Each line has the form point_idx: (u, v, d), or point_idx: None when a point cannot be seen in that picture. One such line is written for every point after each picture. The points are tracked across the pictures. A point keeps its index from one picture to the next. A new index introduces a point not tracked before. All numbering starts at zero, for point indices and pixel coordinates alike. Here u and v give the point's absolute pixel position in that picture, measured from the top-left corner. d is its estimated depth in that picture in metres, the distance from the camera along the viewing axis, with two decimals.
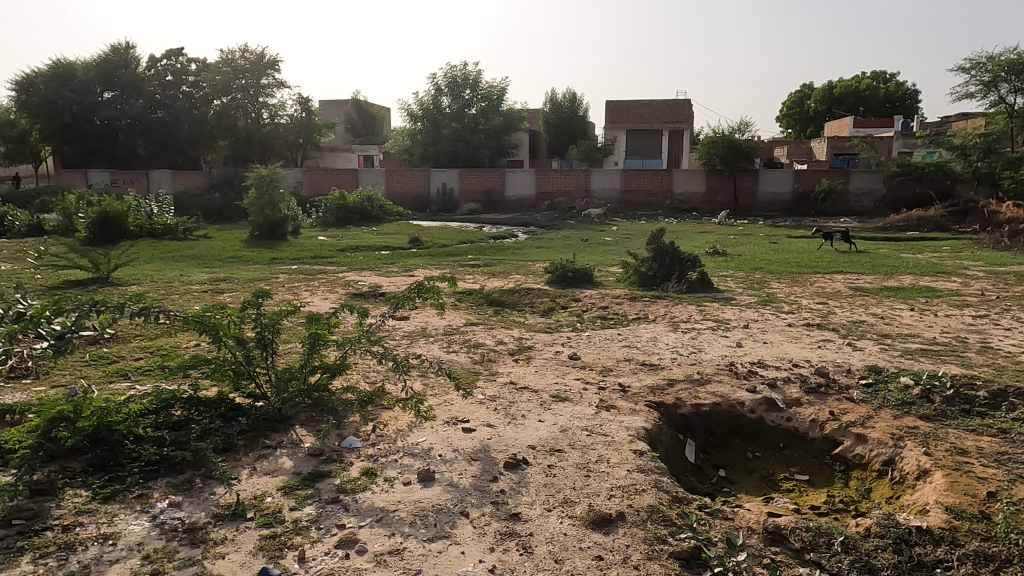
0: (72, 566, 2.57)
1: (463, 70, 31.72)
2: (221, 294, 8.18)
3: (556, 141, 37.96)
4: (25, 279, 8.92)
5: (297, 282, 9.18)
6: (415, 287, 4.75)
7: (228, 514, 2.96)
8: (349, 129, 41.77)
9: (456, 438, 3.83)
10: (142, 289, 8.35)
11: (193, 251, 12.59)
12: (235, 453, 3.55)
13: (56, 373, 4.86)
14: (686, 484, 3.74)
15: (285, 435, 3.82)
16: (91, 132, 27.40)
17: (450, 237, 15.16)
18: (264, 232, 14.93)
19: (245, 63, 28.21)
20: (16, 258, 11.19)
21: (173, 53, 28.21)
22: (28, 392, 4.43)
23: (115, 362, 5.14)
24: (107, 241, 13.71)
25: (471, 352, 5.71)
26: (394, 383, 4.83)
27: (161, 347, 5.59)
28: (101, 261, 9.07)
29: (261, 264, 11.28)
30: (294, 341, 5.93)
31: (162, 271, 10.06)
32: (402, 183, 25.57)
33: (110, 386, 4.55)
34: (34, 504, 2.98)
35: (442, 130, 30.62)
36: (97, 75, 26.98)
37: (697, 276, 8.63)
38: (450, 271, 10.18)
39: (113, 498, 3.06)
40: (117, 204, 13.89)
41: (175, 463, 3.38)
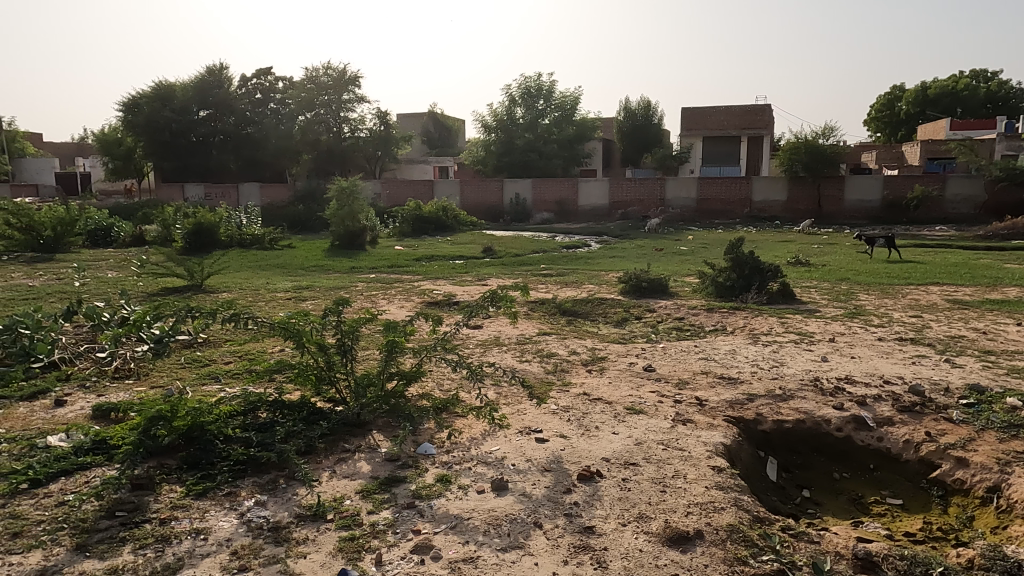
0: (168, 557, 2.72)
1: (536, 81, 32.02)
2: (305, 302, 8.53)
3: (629, 150, 37.65)
4: (129, 287, 9.58)
5: (375, 291, 9.45)
6: (489, 296, 4.78)
7: (309, 515, 3.06)
8: (425, 141, 42.90)
9: (529, 448, 3.83)
10: (232, 297, 8.81)
11: (279, 260, 13.15)
12: (316, 456, 3.67)
13: (154, 375, 5.16)
14: (768, 504, 3.59)
15: (363, 439, 3.92)
16: (187, 149, 29.16)
17: (523, 247, 15.19)
18: (343, 242, 15.46)
19: (327, 80, 29.39)
20: (121, 266, 12.00)
21: (262, 72, 29.69)
22: (131, 392, 4.74)
23: (208, 365, 5.43)
24: (201, 251, 14.52)
25: (544, 361, 5.71)
26: (468, 391, 4.87)
27: (249, 351, 5.86)
28: (196, 270, 9.61)
29: (341, 273, 11.68)
30: (372, 348, 6.07)
31: (250, 280, 10.54)
32: (475, 194, 25.99)
33: (203, 388, 4.80)
34: (135, 497, 3.17)
35: (516, 140, 30.82)
36: (194, 95, 28.73)
37: (778, 287, 8.32)
38: (522, 281, 10.23)
39: (204, 495, 3.22)
40: (210, 216, 14.73)
41: (260, 464, 3.52)
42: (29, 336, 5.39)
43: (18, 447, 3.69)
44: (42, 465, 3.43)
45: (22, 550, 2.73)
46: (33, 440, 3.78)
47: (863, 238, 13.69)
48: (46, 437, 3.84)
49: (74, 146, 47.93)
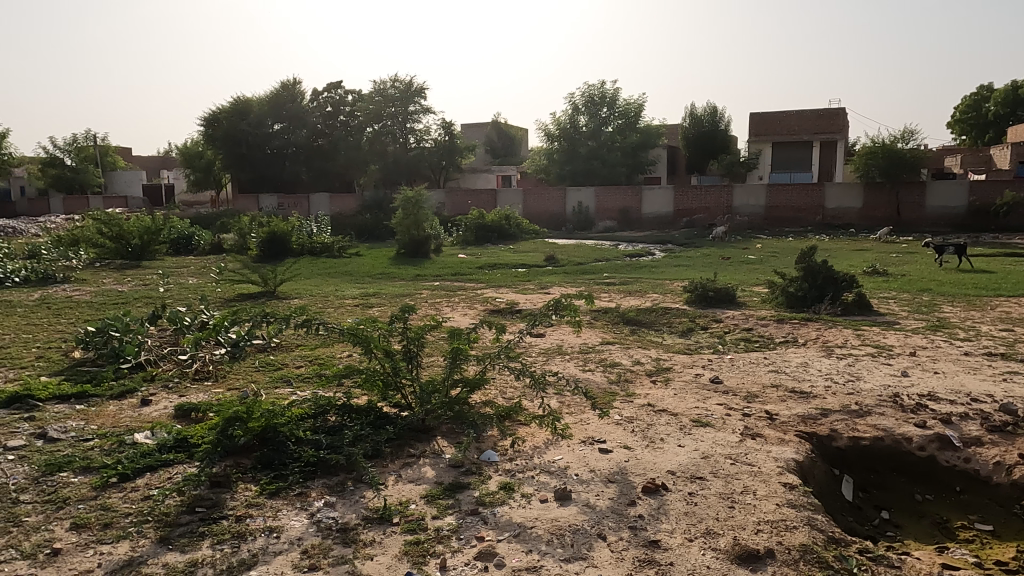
0: (243, 553, 2.83)
1: (600, 89, 31.78)
2: (371, 308, 8.74)
3: (695, 157, 36.95)
4: (208, 292, 10.07)
5: (439, 298, 9.60)
6: (552, 304, 4.77)
7: (376, 517, 3.12)
8: (488, 150, 43.38)
9: (593, 459, 3.80)
10: (303, 303, 9.13)
11: (347, 268, 13.52)
12: (382, 460, 3.75)
13: (230, 377, 5.39)
14: (844, 524, 3.44)
15: (428, 445, 3.98)
16: (263, 160, 30.39)
17: (586, 256, 15.11)
18: (408, 251, 15.76)
19: (395, 92, 30.21)
20: (201, 273, 12.60)
21: (333, 86, 30.72)
22: (210, 393, 4.97)
23: (280, 368, 5.64)
24: (274, 259, 15.11)
25: (608, 371, 5.65)
26: (531, 400, 4.87)
27: (319, 356, 6.05)
28: (269, 277, 10.01)
29: (407, 280, 11.91)
30: (436, 355, 6.16)
31: (320, 287, 10.89)
32: (538, 204, 26.10)
33: (276, 391, 4.98)
34: (213, 494, 3.32)
35: (579, 148, 30.77)
36: (269, 109, 29.97)
37: (853, 298, 7.98)
38: (586, 289, 10.17)
39: (277, 494, 3.34)
40: (283, 225, 15.32)
41: (330, 466, 3.62)
42: (118, 338, 5.71)
43: (109, 443, 3.92)
44: (130, 461, 3.63)
45: (112, 541, 2.90)
46: (122, 437, 4.01)
47: (931, 246, 13.03)
48: (133, 434, 4.07)
49: (160, 159, 50.81)
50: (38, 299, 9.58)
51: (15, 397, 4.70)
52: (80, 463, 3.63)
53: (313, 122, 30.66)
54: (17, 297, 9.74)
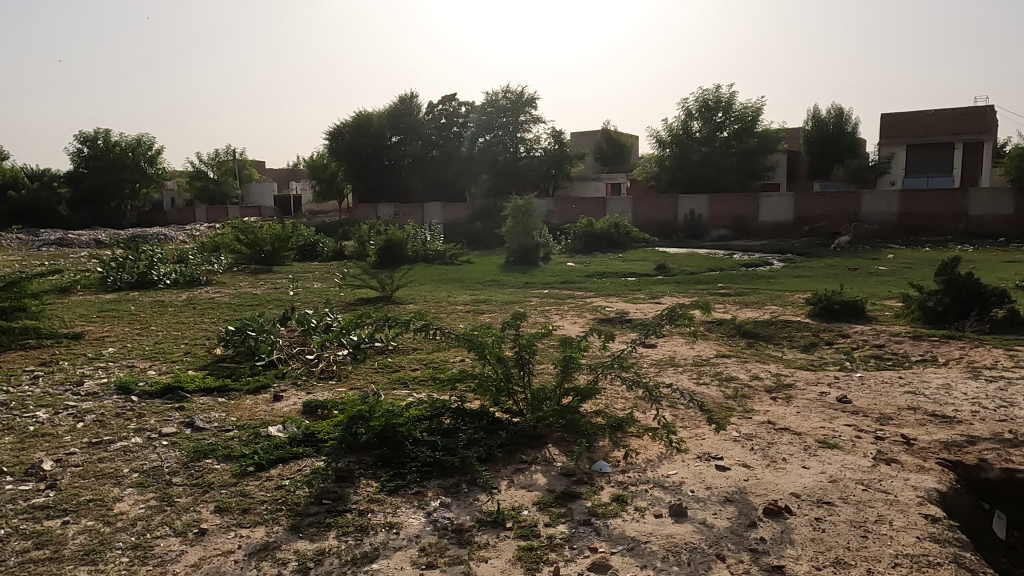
0: (366, 546, 2.96)
1: (715, 93, 30.68)
2: (483, 315, 8.94)
3: (818, 162, 34.93)
4: (333, 296, 10.72)
5: (548, 306, 9.65)
6: (666, 314, 4.63)
7: (490, 521, 3.18)
8: (597, 158, 43.22)
9: (709, 475, 3.67)
10: (419, 308, 9.51)
11: (459, 275, 13.91)
12: (495, 464, 3.81)
13: (352, 377, 5.68)
14: (995, 564, 3.11)
15: (539, 452, 4.00)
16: (380, 172, 31.92)
17: (699, 265, 14.65)
18: (518, 258, 15.98)
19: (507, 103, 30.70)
20: (325, 278, 13.40)
21: (447, 98, 31.70)
22: (334, 391, 5.26)
23: (398, 371, 5.87)
24: (391, 265, 15.80)
25: (724, 385, 5.43)
26: (643, 411, 4.77)
27: (434, 360, 6.24)
28: (387, 282, 10.51)
29: (516, 288, 12.08)
30: (547, 363, 6.19)
31: (434, 293, 11.27)
32: (648, 212, 25.68)
33: (394, 392, 5.19)
34: (338, 487, 3.50)
35: (691, 155, 29.93)
36: (388, 123, 31.47)
37: (1005, 315, 7.23)
38: (699, 300, 9.88)
39: (396, 492, 3.47)
40: (400, 233, 15.99)
41: (446, 468, 3.72)
42: (254, 337, 6.18)
43: (246, 434, 4.24)
44: (264, 452, 3.91)
45: (250, 525, 3.13)
46: (257, 429, 4.32)
47: None
48: (267, 427, 4.37)
49: (289, 172, 54.70)
50: (186, 300, 10.56)
51: (167, 388, 5.20)
52: (222, 451, 3.96)
53: (428, 133, 31.79)
54: (168, 298, 10.79)
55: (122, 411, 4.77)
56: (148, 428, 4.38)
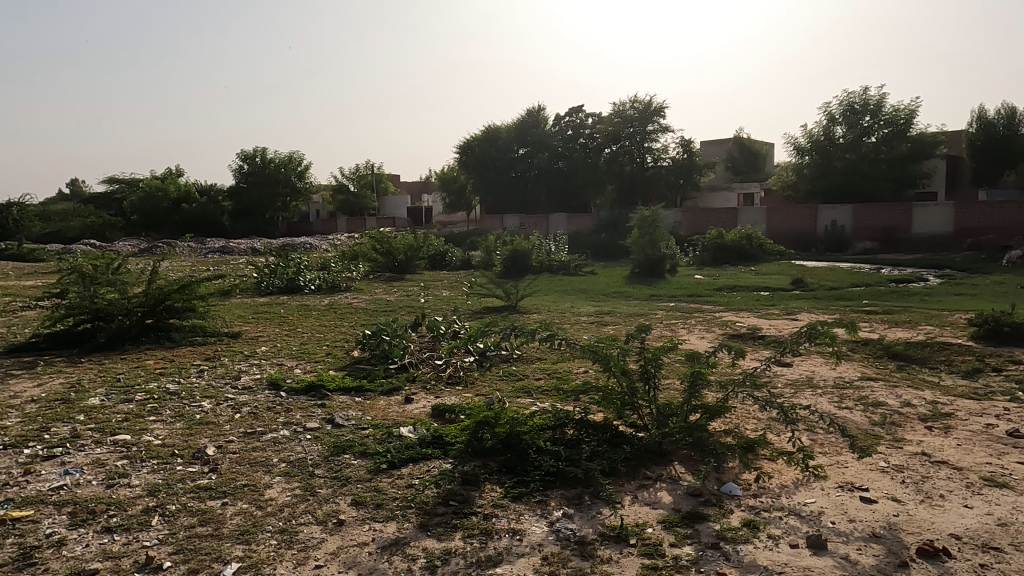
0: (490, 550, 3.02)
1: (862, 95, 28.50)
2: (606, 326, 8.87)
3: (984, 168, 31.49)
4: (461, 304, 11.09)
5: (674, 319, 9.41)
6: (805, 331, 4.35)
7: (613, 535, 3.14)
8: (729, 167, 41.61)
9: (853, 507, 3.40)
10: (544, 318, 9.61)
11: (583, 285, 13.91)
12: (619, 479, 3.76)
13: (478, 383, 5.83)
14: None
15: (664, 470, 3.90)
16: (508, 183, 32.81)
17: (841, 280, 13.65)
18: (643, 270, 15.70)
19: (635, 112, 30.21)
20: (453, 286, 13.89)
21: (574, 110, 31.93)
22: (461, 397, 5.43)
23: (522, 379, 5.96)
24: (516, 275, 16.09)
25: (869, 411, 5.01)
26: (777, 433, 4.52)
27: (558, 370, 6.26)
28: (512, 292, 10.72)
29: (641, 300, 11.89)
30: (673, 378, 6.02)
31: (558, 303, 11.35)
32: (784, 223, 24.32)
33: (518, 400, 5.28)
34: (464, 490, 3.60)
35: (834, 162, 28.06)
36: (516, 135, 32.36)
37: None
38: (841, 317, 9.21)
39: (519, 499, 3.52)
40: (525, 243, 16.26)
41: (569, 479, 3.72)
42: (388, 341, 6.53)
43: (380, 433, 4.48)
44: (396, 451, 4.11)
45: (383, 519, 3.30)
46: (390, 429, 4.55)
47: None
48: (399, 427, 4.59)
49: (422, 184, 57.34)
50: (328, 305, 11.34)
51: (311, 386, 5.61)
52: (358, 448, 4.20)
53: (554, 145, 32.25)
54: (313, 303, 11.64)
55: (273, 405, 5.21)
56: (295, 422, 4.75)
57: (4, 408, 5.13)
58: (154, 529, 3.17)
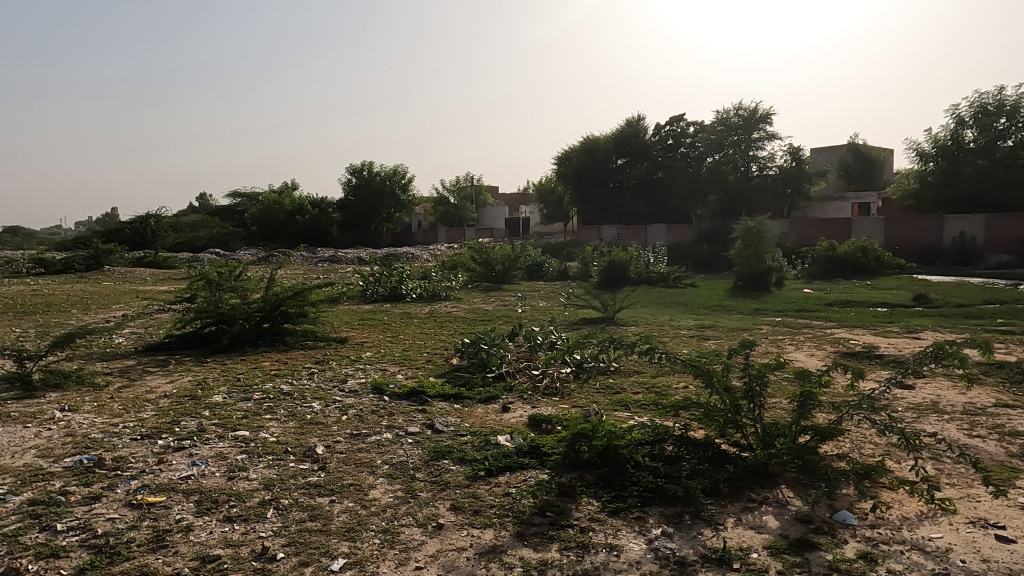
0: (587, 564, 3.00)
1: (996, 95, 25.81)
2: (708, 341, 8.59)
3: None
4: (558, 315, 11.10)
5: (781, 335, 8.98)
6: (931, 351, 4.02)
7: (715, 558, 3.03)
8: (843, 175, 39.33)
9: (987, 546, 3.10)
10: (642, 331, 9.43)
11: (682, 298, 13.55)
12: (721, 499, 3.62)
13: (574, 395, 5.80)
14: None
15: (771, 493, 3.72)
16: (606, 194, 32.59)
17: (971, 296, 12.53)
18: (747, 283, 15.10)
19: (739, 120, 29.23)
20: (550, 297, 13.93)
21: (675, 119, 31.36)
22: (557, 408, 5.43)
23: (620, 393, 5.87)
24: (613, 286, 15.93)
25: (1006, 442, 4.55)
26: (898, 461, 4.20)
27: (657, 385, 6.12)
28: (609, 303, 10.60)
29: (744, 314, 11.43)
30: (780, 398, 5.73)
31: (656, 316, 11.12)
32: (903, 233, 22.66)
33: (616, 413, 5.21)
34: (560, 502, 3.59)
35: (963, 169, 25.93)
36: (615, 145, 32.11)
37: None
38: (972, 337, 8.46)
39: (617, 514, 3.47)
40: (623, 254, 16.08)
41: (668, 496, 3.61)
42: (486, 350, 6.64)
43: (478, 440, 4.55)
44: (494, 459, 4.16)
45: (480, 526, 3.34)
46: (488, 437, 4.61)
47: None
48: (497, 436, 4.65)
49: (520, 196, 58.01)
50: (428, 313, 11.67)
51: (413, 391, 5.79)
52: (457, 454, 4.29)
53: (654, 155, 31.76)
54: (414, 311, 12.02)
55: (377, 409, 5.42)
56: (397, 426, 4.93)
57: (142, 402, 5.63)
58: (269, 521, 3.37)
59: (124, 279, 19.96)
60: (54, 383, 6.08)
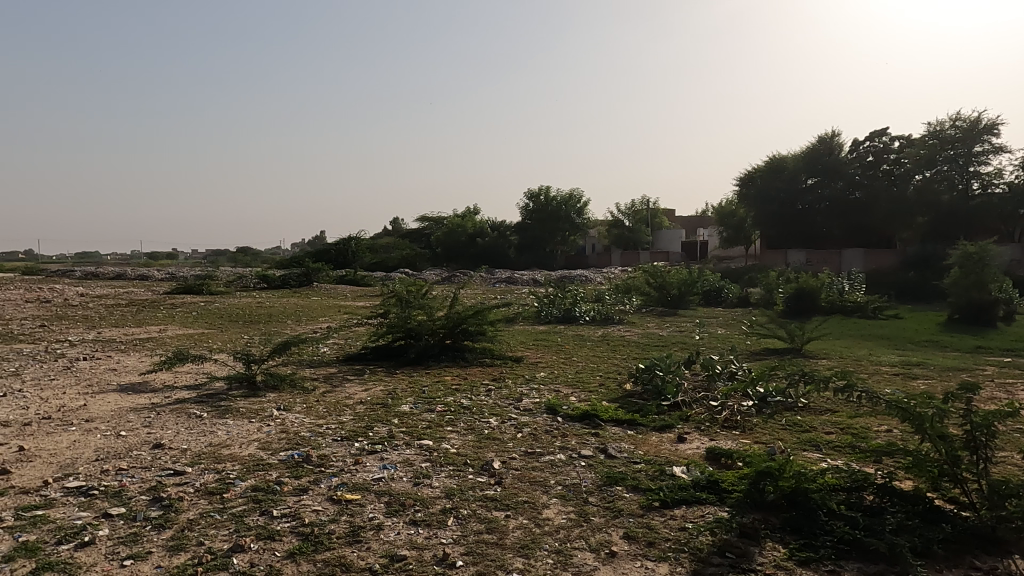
0: None
1: None
2: (915, 380, 7.65)
3: None
4: (739, 345, 10.52)
5: (1011, 378, 7.74)
6: None
7: None
8: None
9: None
10: (835, 365, 8.64)
11: (883, 331, 12.22)
12: (935, 563, 3.17)
13: (757, 430, 5.44)
14: None
15: (1000, 563, 3.20)
16: (793, 217, 30.36)
17: None
18: (965, 316, 13.23)
19: (956, 132, 25.99)
20: (729, 325, 13.27)
21: (877, 133, 28.59)
22: (738, 442, 5.13)
23: (809, 431, 5.41)
24: (800, 315, 14.80)
25: None
26: None
27: (853, 426, 5.56)
28: (797, 333, 9.84)
29: (962, 352, 10.03)
30: (1011, 452, 4.93)
31: (852, 349, 10.12)
32: None
33: (804, 453, 4.81)
34: (742, 543, 3.38)
35: None
36: (805, 164, 29.88)
37: None
38: None
39: (807, 564, 3.18)
40: (812, 281, 14.89)
41: (868, 551, 3.24)
42: (660, 376, 6.46)
43: (652, 470, 4.43)
44: (670, 490, 4.03)
45: (655, 559, 3.24)
46: (663, 467, 4.47)
47: None
48: (672, 466, 4.50)
49: (698, 218, 56.25)
50: (602, 337, 11.64)
51: (586, 414, 5.80)
52: (631, 481, 4.21)
53: (851, 174, 29.02)
54: (587, 333, 12.06)
55: (550, 429, 5.50)
56: (570, 448, 4.96)
57: (342, 407, 6.23)
58: (449, 529, 3.54)
59: (329, 295, 22.29)
60: (273, 385, 6.94)
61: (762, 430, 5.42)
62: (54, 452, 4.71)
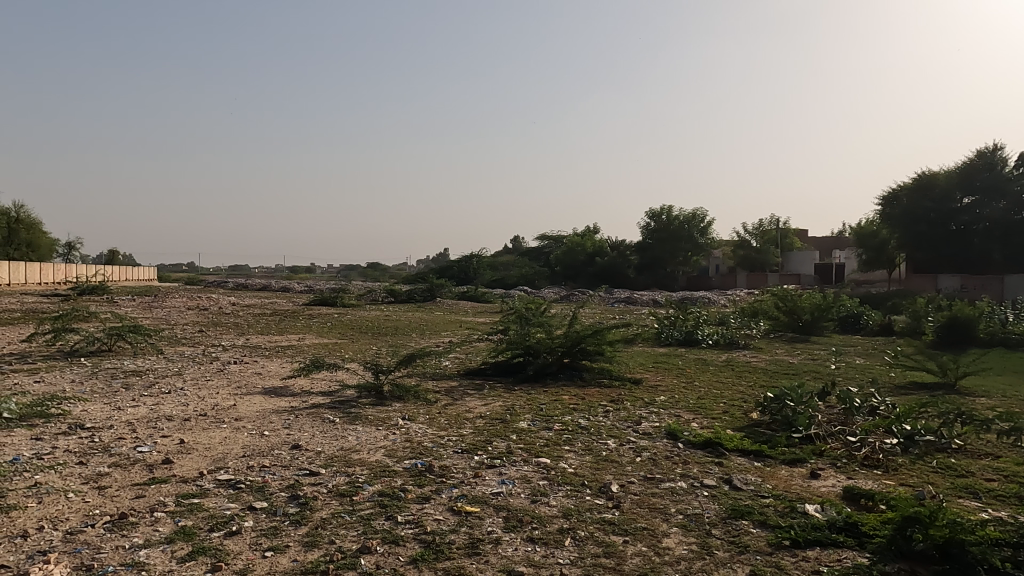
0: None
1: None
2: None
3: None
4: (881, 376, 9.70)
5: None
6: None
7: None
8: None
9: None
10: (996, 404, 7.75)
11: None
12: None
13: (903, 472, 4.97)
14: None
15: None
16: (945, 238, 27.72)
17: None
18: None
19: None
20: (869, 354, 12.29)
21: None
22: (880, 482, 4.72)
23: (966, 477, 4.87)
24: (954, 347, 13.39)
25: None
26: None
27: (1020, 473, 4.94)
28: (949, 367, 8.92)
29: None
30: None
31: (1016, 387, 9.03)
32: None
33: (960, 501, 4.34)
34: None
35: None
36: (959, 181, 27.24)
37: None
38: None
39: None
40: (969, 309, 13.44)
41: None
42: (791, 408, 6.08)
43: (782, 506, 4.17)
44: (801, 529, 3.77)
45: None
46: (794, 503, 4.20)
47: None
48: (805, 504, 4.21)
49: (833, 240, 52.73)
50: (725, 361, 11.17)
51: (709, 442, 5.58)
52: (758, 516, 3.99)
53: (1015, 191, 26.24)
54: (710, 358, 11.60)
55: (670, 455, 5.33)
56: (692, 476, 4.78)
57: (462, 420, 6.37)
58: (567, 550, 3.52)
59: (451, 310, 23.10)
60: (398, 395, 7.26)
61: (907, 472, 4.93)
62: (208, 446, 5.18)
